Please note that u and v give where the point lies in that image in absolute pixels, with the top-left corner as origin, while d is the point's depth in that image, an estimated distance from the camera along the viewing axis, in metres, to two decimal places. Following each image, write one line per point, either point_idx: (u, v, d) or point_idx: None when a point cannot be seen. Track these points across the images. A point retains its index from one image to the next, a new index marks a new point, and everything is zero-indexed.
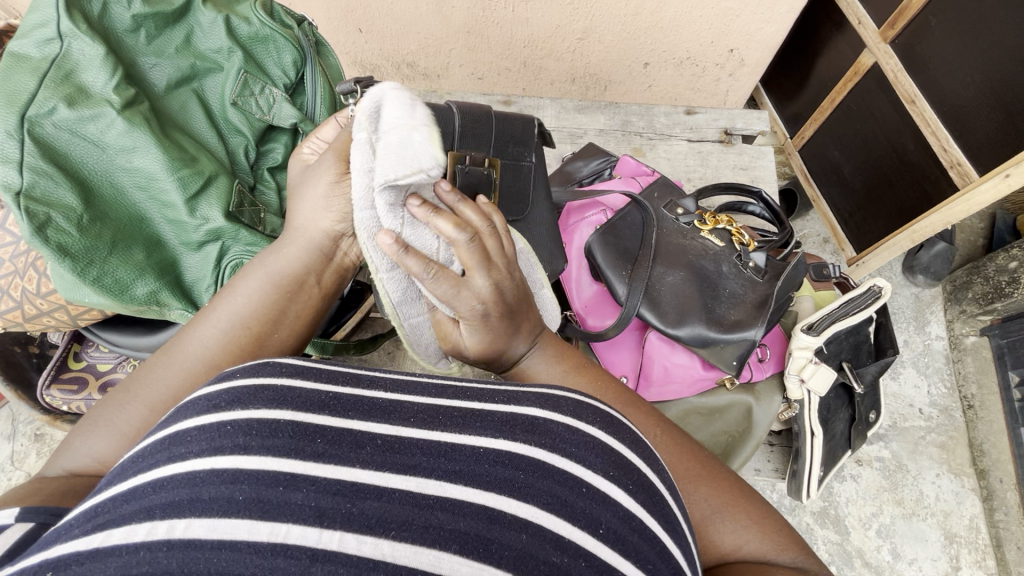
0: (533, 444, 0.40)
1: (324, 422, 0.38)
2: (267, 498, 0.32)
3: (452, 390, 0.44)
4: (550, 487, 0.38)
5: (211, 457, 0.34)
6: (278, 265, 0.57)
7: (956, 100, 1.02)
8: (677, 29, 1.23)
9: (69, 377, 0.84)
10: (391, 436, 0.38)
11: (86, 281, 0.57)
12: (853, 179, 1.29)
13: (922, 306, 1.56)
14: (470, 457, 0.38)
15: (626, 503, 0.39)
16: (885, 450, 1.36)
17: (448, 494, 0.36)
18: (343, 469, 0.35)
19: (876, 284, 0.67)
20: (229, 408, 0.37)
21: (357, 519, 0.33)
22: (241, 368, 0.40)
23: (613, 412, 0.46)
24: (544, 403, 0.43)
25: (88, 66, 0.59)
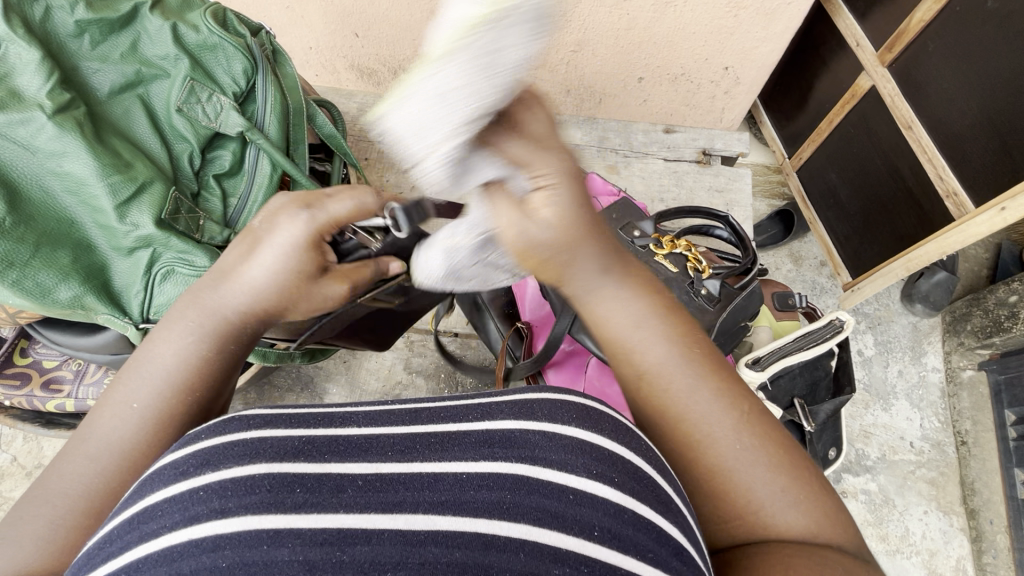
0: (515, 461, 0.40)
1: (301, 469, 0.37)
2: (252, 560, 0.31)
3: (427, 414, 0.44)
4: (538, 502, 0.37)
5: (185, 527, 0.33)
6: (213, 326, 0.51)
7: (953, 128, 0.99)
8: (671, 45, 1.21)
9: (13, 373, 0.86)
10: (371, 475, 0.38)
11: (5, 284, 0.59)
12: (849, 205, 1.25)
13: (920, 336, 1.49)
14: (454, 486, 0.38)
15: (616, 497, 0.38)
16: (871, 483, 1.32)
17: (439, 526, 0.35)
18: (327, 516, 0.35)
19: (837, 318, 0.65)
20: (197, 473, 0.36)
21: (347, 566, 0.32)
22: (203, 429, 0.40)
23: (592, 405, 0.45)
24: (521, 414, 0.43)
25: (24, 70, 0.61)
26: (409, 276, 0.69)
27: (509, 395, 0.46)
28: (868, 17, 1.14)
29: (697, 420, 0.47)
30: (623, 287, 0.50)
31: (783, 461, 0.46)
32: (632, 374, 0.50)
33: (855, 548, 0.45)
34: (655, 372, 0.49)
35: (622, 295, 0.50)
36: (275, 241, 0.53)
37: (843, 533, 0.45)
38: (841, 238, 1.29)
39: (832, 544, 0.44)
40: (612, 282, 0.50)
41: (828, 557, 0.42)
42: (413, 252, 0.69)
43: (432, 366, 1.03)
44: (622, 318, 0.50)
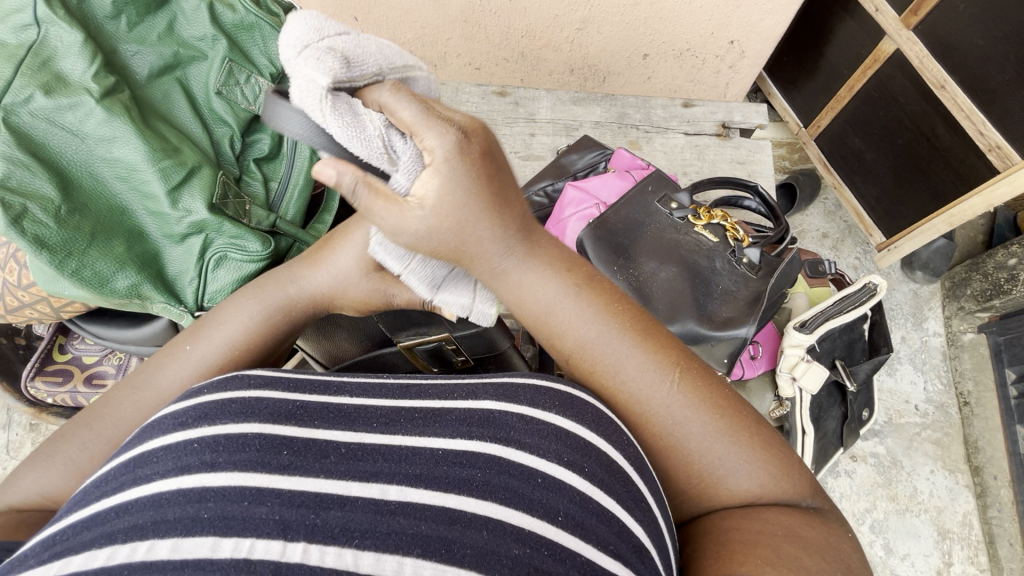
0: (488, 440, 0.40)
1: (290, 432, 0.39)
2: (231, 514, 0.33)
3: (416, 390, 0.44)
4: (506, 481, 0.38)
5: (177, 475, 0.35)
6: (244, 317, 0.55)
7: (991, 84, 1.00)
8: (679, 20, 1.20)
9: (53, 370, 0.82)
10: (354, 444, 0.39)
11: (63, 273, 0.56)
12: (876, 168, 1.26)
13: (920, 302, 1.53)
14: (429, 460, 0.39)
15: (581, 486, 0.38)
16: (879, 446, 1.36)
17: (409, 498, 0.36)
18: (308, 480, 0.36)
19: (870, 282, 0.67)
20: (196, 422, 0.38)
21: (320, 530, 0.33)
22: (208, 384, 0.41)
23: (577, 392, 0.45)
24: (502, 395, 0.43)
25: (67, 53, 0.59)
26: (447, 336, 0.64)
27: (496, 374, 0.46)
28: None
29: (631, 392, 0.48)
30: (536, 263, 0.49)
31: (725, 425, 0.46)
32: (562, 353, 0.51)
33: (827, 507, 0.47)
34: (581, 349, 0.49)
35: (539, 273, 0.49)
36: (354, 237, 0.56)
37: (795, 492, 0.46)
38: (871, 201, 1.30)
39: (776, 503, 0.45)
40: (522, 261, 0.49)
41: (765, 518, 0.43)
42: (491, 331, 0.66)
43: None
44: (539, 295, 0.49)
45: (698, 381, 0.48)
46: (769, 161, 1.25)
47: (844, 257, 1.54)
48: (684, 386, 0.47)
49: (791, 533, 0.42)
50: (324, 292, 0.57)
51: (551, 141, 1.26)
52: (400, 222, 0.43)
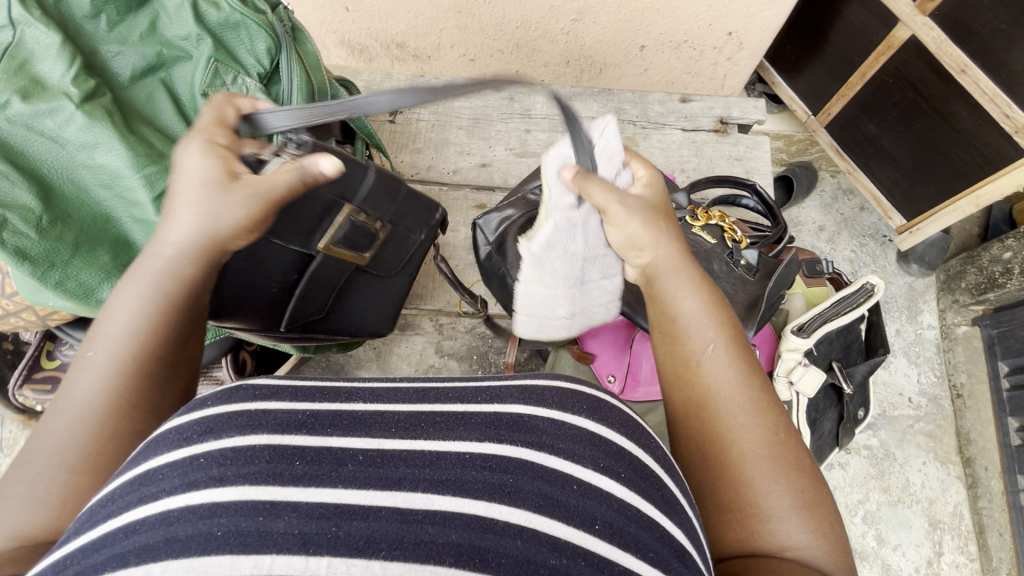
0: (520, 444, 0.39)
1: (300, 442, 0.37)
2: (247, 529, 0.30)
3: (434, 394, 0.45)
4: (539, 487, 0.36)
5: (185, 492, 0.32)
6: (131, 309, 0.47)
7: (1014, 68, 0.97)
8: (674, 12, 1.17)
9: (41, 377, 0.81)
10: (372, 451, 0.37)
11: (47, 285, 0.56)
12: (894, 152, 1.25)
13: (915, 295, 1.51)
14: (456, 465, 0.37)
15: (620, 492, 0.37)
16: (873, 438, 1.36)
17: (438, 506, 0.34)
18: (325, 490, 0.34)
19: (868, 283, 0.67)
20: (200, 440, 0.36)
21: (343, 542, 0.31)
22: (212, 397, 0.40)
23: (603, 397, 0.45)
24: (529, 399, 0.43)
25: (44, 55, 0.58)
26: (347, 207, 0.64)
27: (518, 378, 0.46)
28: None
29: (739, 407, 0.47)
30: (689, 280, 0.54)
31: (795, 476, 0.45)
32: (684, 351, 0.51)
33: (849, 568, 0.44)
34: (706, 353, 0.50)
35: (691, 289, 0.53)
36: (183, 171, 0.50)
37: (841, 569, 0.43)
38: (890, 184, 1.30)
39: (823, 571, 0.42)
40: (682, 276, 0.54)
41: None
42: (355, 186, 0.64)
43: (463, 349, 1.05)
44: (683, 304, 0.53)
45: (793, 442, 0.47)
46: (767, 157, 1.25)
47: (839, 251, 1.54)
48: (779, 433, 0.47)
49: None
50: (206, 234, 0.49)
51: (547, 137, 1.24)
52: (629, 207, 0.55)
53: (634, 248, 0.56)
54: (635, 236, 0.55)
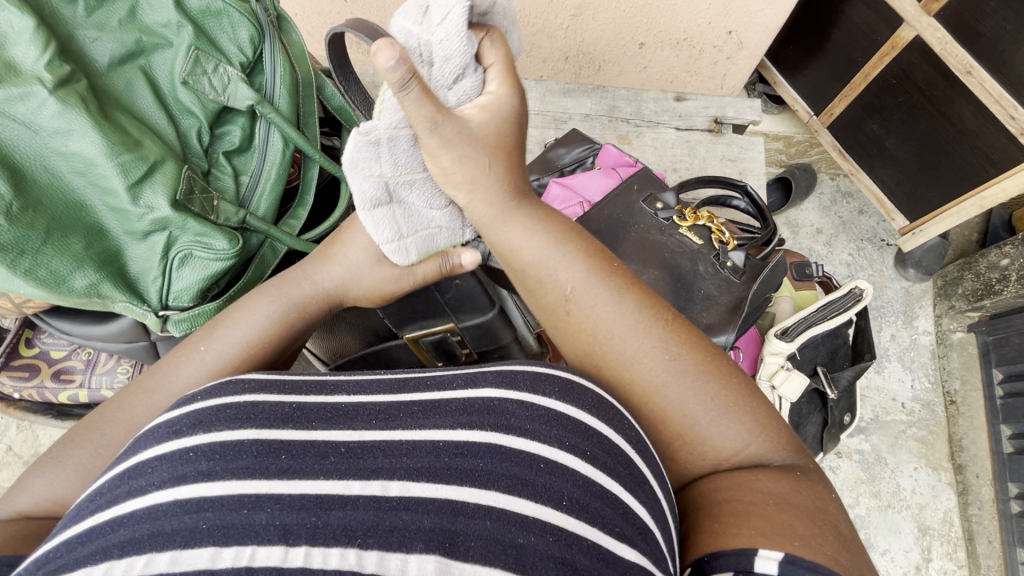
0: (489, 429, 0.38)
1: (289, 436, 0.36)
2: (232, 522, 0.30)
3: (413, 382, 0.43)
4: (507, 468, 0.36)
5: (174, 486, 0.32)
6: (248, 321, 0.54)
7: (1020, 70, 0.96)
8: (675, 9, 1.16)
9: (20, 364, 0.81)
10: (354, 442, 0.37)
11: (17, 272, 0.56)
12: (898, 153, 1.24)
13: (911, 300, 1.50)
14: (431, 453, 0.36)
15: (585, 469, 0.37)
16: (864, 443, 1.36)
17: (414, 493, 0.33)
18: (308, 483, 0.33)
19: (856, 286, 0.66)
20: (190, 432, 0.35)
21: (323, 532, 0.30)
22: (202, 390, 0.40)
23: (577, 379, 0.43)
24: (501, 381, 0.41)
25: (17, 39, 0.56)
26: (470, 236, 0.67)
27: (493, 365, 0.44)
28: None
29: (620, 338, 0.47)
30: (526, 219, 0.51)
31: (705, 375, 0.46)
32: (554, 298, 0.50)
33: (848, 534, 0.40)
34: (573, 292, 0.49)
35: (533, 227, 0.51)
36: (367, 229, 0.58)
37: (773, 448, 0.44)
38: (892, 184, 1.29)
39: (763, 464, 0.43)
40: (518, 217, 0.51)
41: (750, 486, 0.42)
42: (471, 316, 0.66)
43: None
44: (530, 247, 0.51)
45: (688, 343, 0.47)
46: (760, 158, 1.30)
47: (836, 254, 1.53)
48: (669, 344, 0.47)
49: (782, 500, 0.40)
50: (343, 285, 0.57)
51: None
52: (447, 127, 0.44)
53: (449, 180, 0.50)
54: (457, 159, 0.47)
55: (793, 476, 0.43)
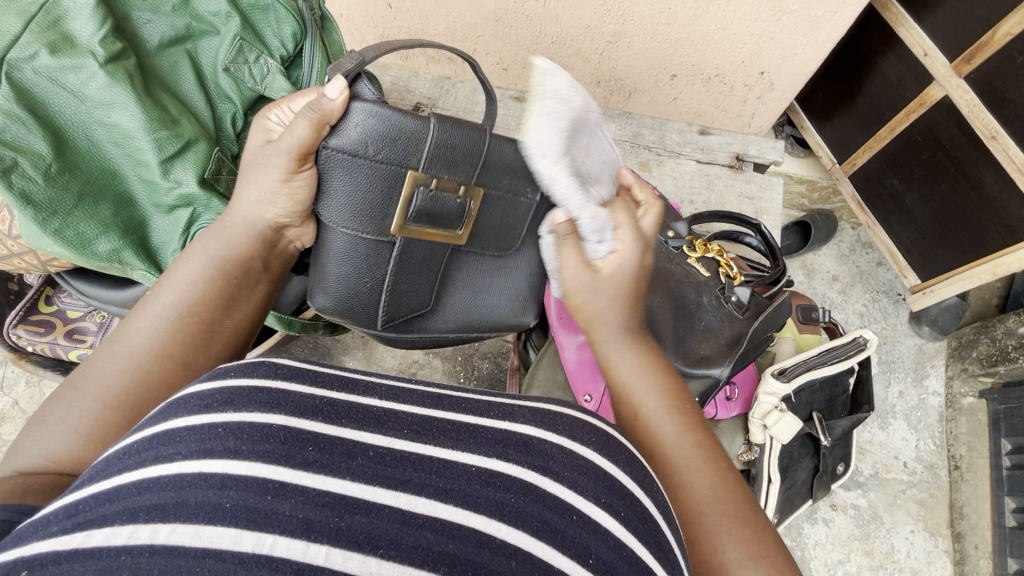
0: (525, 466, 0.38)
1: (317, 428, 0.36)
2: (254, 506, 0.30)
3: (448, 401, 0.43)
4: (539, 512, 0.35)
5: (199, 458, 0.32)
6: (191, 271, 0.57)
7: None
8: (710, 43, 1.17)
9: (37, 320, 0.83)
10: (383, 449, 0.36)
11: (47, 232, 0.58)
12: (915, 211, 1.23)
13: (924, 359, 1.47)
14: (462, 477, 0.36)
15: (618, 530, 0.36)
16: (862, 498, 1.33)
17: (437, 514, 0.33)
18: (333, 480, 0.33)
19: (861, 336, 0.67)
20: (220, 409, 0.35)
21: (343, 535, 0.30)
22: (233, 367, 0.39)
23: (612, 431, 0.44)
24: (540, 421, 0.42)
25: (77, 15, 0.61)
26: (412, 174, 0.57)
27: (532, 402, 0.45)
28: (934, 25, 1.09)
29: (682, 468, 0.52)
30: (633, 349, 0.61)
31: (747, 532, 0.50)
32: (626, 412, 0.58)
33: None
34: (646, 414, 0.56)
35: (630, 354, 0.60)
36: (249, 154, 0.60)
37: None
38: (907, 243, 1.28)
39: None
40: (628, 348, 0.60)
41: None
42: (419, 149, 0.56)
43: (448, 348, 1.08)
44: (627, 370, 0.59)
45: (740, 498, 0.52)
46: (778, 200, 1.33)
47: (850, 303, 1.51)
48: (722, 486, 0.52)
49: None
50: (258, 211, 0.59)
51: None
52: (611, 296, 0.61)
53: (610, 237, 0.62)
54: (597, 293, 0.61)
55: None
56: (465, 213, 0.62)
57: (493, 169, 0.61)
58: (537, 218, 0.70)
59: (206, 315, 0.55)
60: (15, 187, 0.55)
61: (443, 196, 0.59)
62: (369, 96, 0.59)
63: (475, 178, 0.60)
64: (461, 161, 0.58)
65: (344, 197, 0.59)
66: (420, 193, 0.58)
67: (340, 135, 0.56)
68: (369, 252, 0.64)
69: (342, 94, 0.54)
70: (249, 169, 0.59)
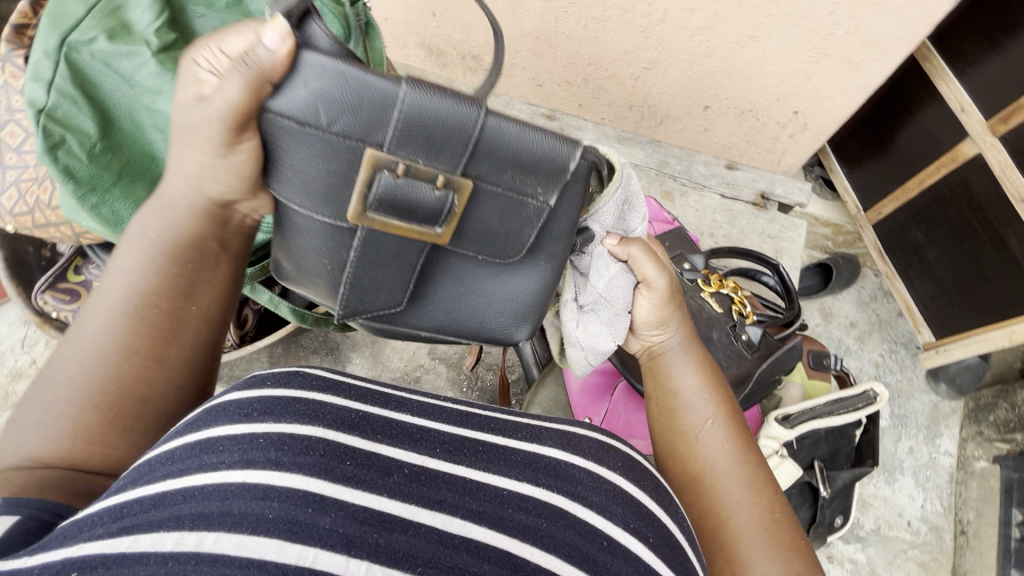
0: (555, 489, 0.43)
1: (352, 442, 0.40)
2: (296, 518, 0.34)
3: (475, 421, 0.48)
4: (571, 537, 0.39)
5: (243, 468, 0.36)
6: (139, 255, 0.50)
7: None
8: (747, 79, 1.17)
9: (64, 287, 0.86)
10: (416, 467, 0.41)
11: (84, 207, 0.62)
12: (936, 266, 1.21)
13: (938, 416, 1.43)
14: (494, 499, 0.40)
15: (647, 555, 0.41)
16: (860, 553, 1.29)
17: (472, 535, 0.37)
18: (370, 496, 0.37)
19: (872, 389, 0.66)
20: (260, 419, 0.39)
21: (383, 551, 0.34)
22: (270, 377, 0.43)
23: (640, 458, 0.50)
24: (565, 445, 0.47)
25: (137, 4, 0.63)
26: (372, 154, 0.42)
27: (553, 425, 0.51)
28: (974, 83, 1.09)
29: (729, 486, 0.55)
30: (692, 363, 0.64)
31: (790, 555, 0.52)
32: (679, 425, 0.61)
33: None
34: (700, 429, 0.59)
35: (688, 368, 0.64)
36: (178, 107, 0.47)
37: None
38: (925, 298, 1.25)
39: None
40: (688, 364, 0.64)
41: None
42: (383, 122, 0.42)
43: (454, 355, 1.08)
44: (687, 383, 0.63)
45: (785, 522, 0.54)
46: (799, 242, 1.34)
47: (866, 351, 1.48)
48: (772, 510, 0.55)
49: None
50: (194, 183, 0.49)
51: None
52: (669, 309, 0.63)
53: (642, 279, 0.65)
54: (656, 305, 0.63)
55: None
56: (447, 211, 0.45)
57: (490, 156, 0.44)
58: (556, 224, 0.51)
59: (168, 306, 0.50)
60: (60, 162, 0.59)
61: (414, 184, 0.43)
62: (321, 42, 0.41)
63: (462, 166, 0.44)
64: (441, 142, 0.42)
65: (299, 170, 0.45)
66: (381, 179, 0.43)
67: (285, 96, 0.42)
68: (334, 239, 0.51)
69: (285, 46, 0.39)
70: (178, 129, 0.46)
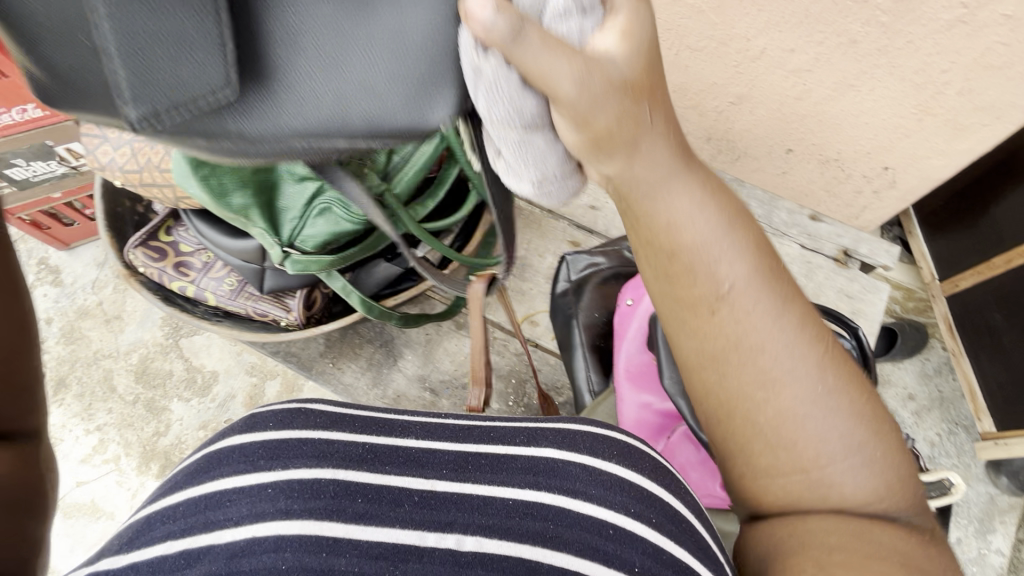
0: (557, 491, 0.46)
1: (362, 479, 0.45)
2: (313, 564, 0.37)
3: (476, 434, 0.52)
4: (580, 535, 0.43)
5: (254, 521, 0.40)
6: None
7: None
8: (839, 128, 1.13)
9: (155, 246, 0.90)
10: (426, 491, 0.45)
11: (195, 174, 0.64)
12: (1013, 353, 1.14)
13: (994, 511, 1.32)
14: (502, 511, 0.44)
15: (655, 538, 0.43)
16: None
17: (485, 549, 0.41)
18: (381, 528, 0.41)
19: (947, 477, 0.63)
20: (267, 469, 0.44)
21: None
22: (270, 419, 0.48)
23: (631, 441, 0.52)
24: (563, 444, 0.50)
25: None
26: None
27: (552, 423, 0.54)
28: None
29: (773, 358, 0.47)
30: (694, 190, 0.48)
31: (847, 408, 0.47)
32: (696, 294, 0.48)
33: (912, 507, 0.48)
34: (729, 296, 0.47)
35: (687, 196, 0.48)
36: None
37: (897, 495, 0.47)
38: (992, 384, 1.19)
39: (885, 503, 0.47)
40: (689, 194, 0.48)
41: (876, 539, 0.44)
42: None
43: (505, 368, 1.08)
44: (695, 226, 0.48)
45: (834, 370, 0.48)
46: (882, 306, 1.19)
47: (923, 427, 1.39)
48: (823, 370, 0.47)
49: (913, 560, 0.44)
50: None
51: None
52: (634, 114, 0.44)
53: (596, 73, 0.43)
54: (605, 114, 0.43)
55: (919, 534, 0.46)
56: None
57: None
58: None
59: None
60: None
61: None
62: None
63: None
64: None
65: None
66: None
67: None
68: None
69: None
70: None
